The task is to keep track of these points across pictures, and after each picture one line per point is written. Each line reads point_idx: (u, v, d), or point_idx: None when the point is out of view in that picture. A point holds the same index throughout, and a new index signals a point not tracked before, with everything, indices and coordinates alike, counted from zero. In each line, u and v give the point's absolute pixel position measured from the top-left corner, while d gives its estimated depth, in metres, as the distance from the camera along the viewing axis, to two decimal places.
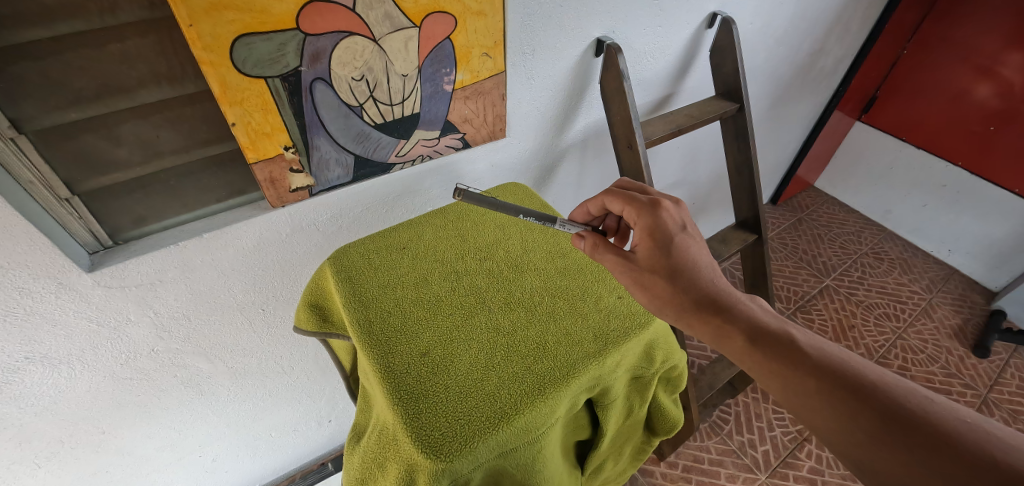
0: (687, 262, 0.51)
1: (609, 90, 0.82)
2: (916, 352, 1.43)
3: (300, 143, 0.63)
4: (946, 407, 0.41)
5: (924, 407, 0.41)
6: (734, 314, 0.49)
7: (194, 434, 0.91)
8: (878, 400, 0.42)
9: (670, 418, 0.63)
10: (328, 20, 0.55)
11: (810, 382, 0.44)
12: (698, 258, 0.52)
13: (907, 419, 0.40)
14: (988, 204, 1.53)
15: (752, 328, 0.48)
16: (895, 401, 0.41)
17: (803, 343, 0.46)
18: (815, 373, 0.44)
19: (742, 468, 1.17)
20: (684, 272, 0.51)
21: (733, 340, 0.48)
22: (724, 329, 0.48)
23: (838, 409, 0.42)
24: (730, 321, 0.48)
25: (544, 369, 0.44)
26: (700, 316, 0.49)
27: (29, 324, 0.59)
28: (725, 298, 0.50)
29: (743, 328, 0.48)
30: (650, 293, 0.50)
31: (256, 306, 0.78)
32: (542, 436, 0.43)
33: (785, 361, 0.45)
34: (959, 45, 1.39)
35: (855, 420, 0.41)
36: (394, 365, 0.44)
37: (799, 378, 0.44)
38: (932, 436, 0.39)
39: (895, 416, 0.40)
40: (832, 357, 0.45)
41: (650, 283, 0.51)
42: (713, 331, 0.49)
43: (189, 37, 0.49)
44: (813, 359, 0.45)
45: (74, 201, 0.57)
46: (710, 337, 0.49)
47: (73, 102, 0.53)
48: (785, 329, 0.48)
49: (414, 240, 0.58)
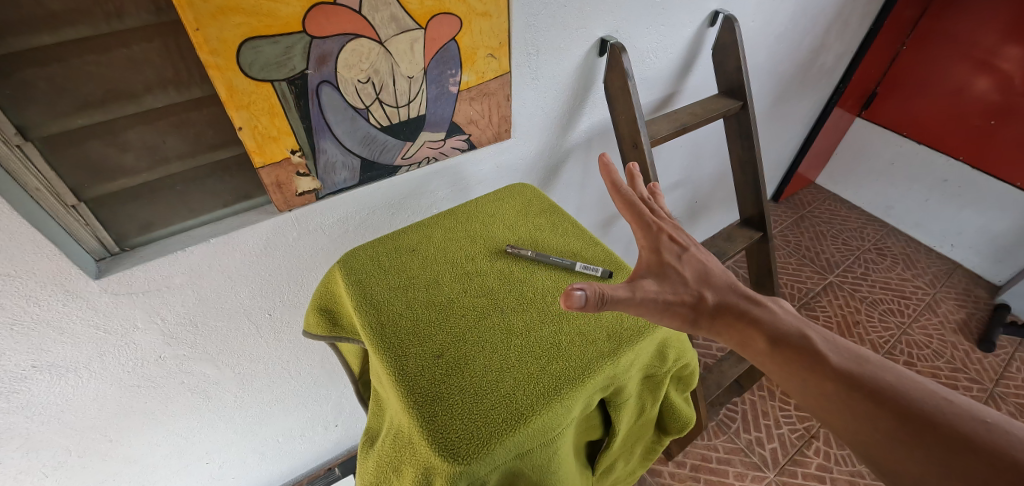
0: (700, 272, 0.52)
1: (614, 89, 0.82)
2: (922, 347, 1.43)
3: (307, 147, 0.63)
4: (965, 408, 0.40)
5: (940, 408, 0.40)
6: (757, 318, 0.49)
7: (201, 441, 0.91)
8: (894, 402, 0.42)
9: (682, 417, 0.63)
10: (334, 22, 0.55)
11: (826, 384, 0.44)
12: (711, 266, 0.53)
13: (921, 419, 0.40)
14: (990, 198, 1.53)
15: (771, 330, 0.48)
16: (912, 403, 0.41)
17: (822, 346, 0.46)
18: (832, 375, 0.44)
19: (750, 466, 1.17)
20: (699, 280, 0.52)
21: (752, 343, 0.48)
22: (746, 334, 0.49)
23: (854, 409, 0.42)
24: (749, 325, 0.49)
25: (560, 370, 0.44)
26: (723, 323, 0.49)
27: (36, 332, 0.59)
28: (745, 303, 0.50)
29: (767, 332, 0.48)
30: (680, 297, 0.49)
31: (263, 311, 0.77)
32: (558, 437, 0.43)
33: (801, 363, 0.46)
34: (959, 39, 1.39)
35: (871, 421, 0.42)
36: (409, 368, 0.44)
37: (814, 380, 0.45)
38: (945, 436, 0.39)
39: (912, 418, 0.40)
40: (849, 359, 0.45)
41: (676, 287, 0.50)
42: (735, 336, 0.49)
43: (196, 42, 0.49)
44: (830, 361, 0.45)
45: (81, 208, 0.57)
46: (732, 342, 0.50)
47: (79, 108, 0.52)
48: (803, 331, 0.48)
49: (424, 241, 0.57)
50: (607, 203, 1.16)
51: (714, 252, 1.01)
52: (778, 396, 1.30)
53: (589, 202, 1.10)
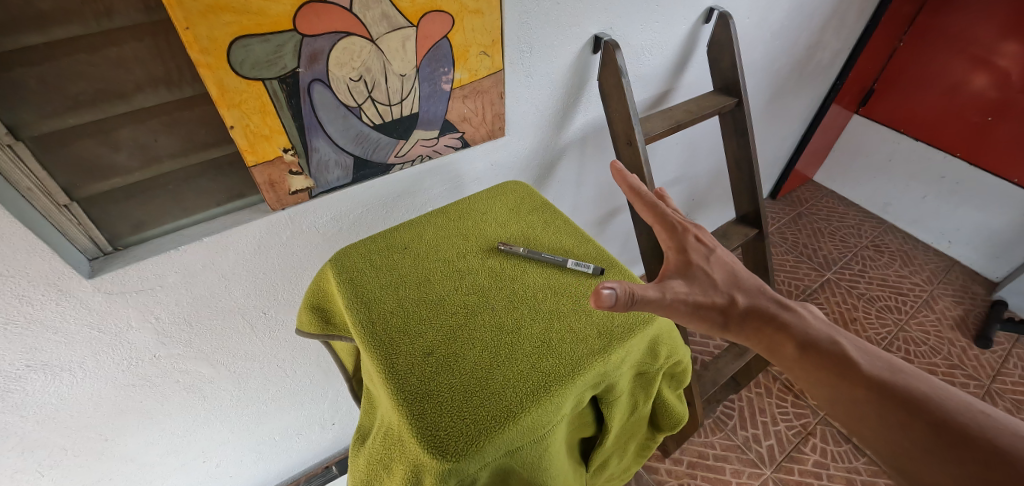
0: (729, 275, 0.54)
1: (608, 87, 0.82)
2: (919, 344, 1.43)
3: (299, 145, 0.63)
4: (1001, 421, 0.41)
5: (975, 421, 0.41)
6: (786, 323, 0.50)
7: (197, 440, 0.91)
8: (926, 413, 0.42)
9: (676, 415, 0.63)
10: (325, 20, 0.55)
11: (857, 392, 0.45)
12: (738, 269, 0.55)
13: (955, 430, 0.41)
14: (987, 195, 1.53)
15: (801, 336, 0.50)
16: (944, 414, 0.42)
17: (853, 353, 0.47)
18: (863, 383, 0.45)
19: (747, 463, 1.17)
20: (729, 283, 0.53)
21: (782, 349, 0.50)
22: (775, 339, 0.50)
23: (885, 418, 0.43)
24: (779, 331, 0.50)
25: (551, 367, 0.44)
26: (752, 328, 0.51)
27: (29, 332, 0.59)
28: (774, 309, 0.52)
29: (797, 338, 0.49)
30: (709, 299, 0.51)
31: (258, 310, 0.77)
32: (548, 434, 0.43)
33: (832, 370, 0.47)
34: (957, 35, 1.39)
35: (903, 429, 0.42)
36: (399, 366, 0.44)
37: (845, 388, 0.46)
38: (978, 447, 0.39)
39: (944, 429, 0.41)
40: (883, 368, 0.46)
41: (706, 289, 0.52)
42: (764, 341, 0.51)
43: (186, 40, 0.49)
44: (861, 370, 0.46)
45: (73, 208, 0.57)
46: (762, 348, 0.51)
47: (70, 107, 0.52)
48: (834, 338, 0.49)
49: (416, 239, 0.57)
50: (603, 201, 1.15)
51: None
52: (775, 393, 1.30)
53: (585, 200, 1.10)
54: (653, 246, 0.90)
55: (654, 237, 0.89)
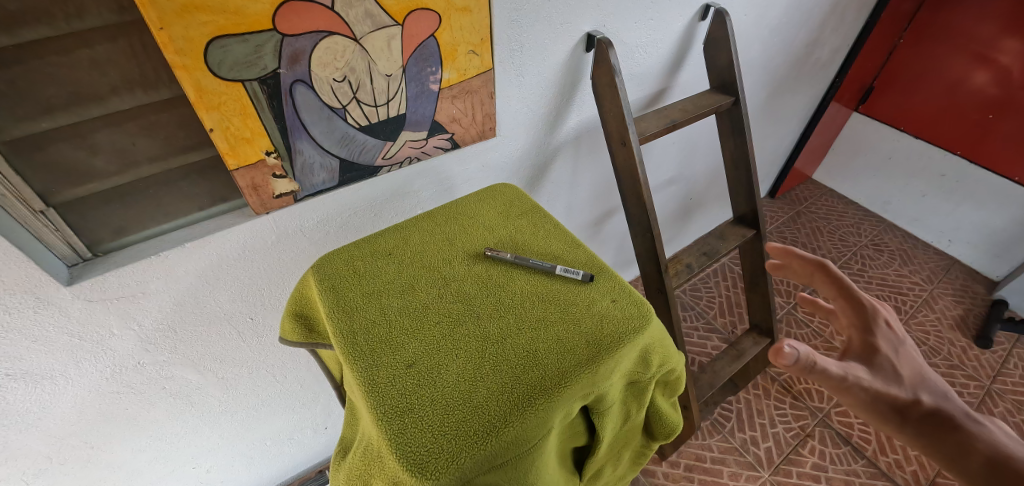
0: (916, 371, 0.45)
1: (600, 86, 0.80)
2: (918, 344, 1.41)
3: (282, 148, 0.61)
4: None
5: None
6: (979, 438, 0.41)
7: (186, 446, 0.90)
8: None
9: (669, 423, 0.61)
10: (306, 19, 0.53)
11: None
12: (926, 368, 0.46)
13: None
14: (988, 193, 1.51)
15: (994, 454, 0.40)
16: None
17: None
18: None
19: (745, 466, 1.16)
20: (916, 380, 0.45)
21: (967, 463, 0.40)
22: (962, 452, 0.41)
23: None
24: (965, 442, 0.41)
25: (537, 379, 0.42)
26: (935, 434, 0.42)
27: (7, 340, 0.58)
28: (957, 417, 0.43)
29: (991, 457, 0.40)
30: (891, 393, 0.43)
31: (244, 315, 0.76)
32: (534, 449, 0.41)
33: None
34: (957, 32, 1.37)
35: None
36: (380, 379, 0.42)
37: None
38: None
39: None
40: None
41: (888, 381, 0.44)
42: (943, 450, 0.42)
43: (160, 41, 0.47)
44: None
45: (50, 213, 0.55)
46: (938, 458, 0.42)
47: (43, 111, 0.51)
48: None
49: (401, 245, 0.55)
50: (598, 201, 1.14)
51: (707, 251, 0.99)
52: (773, 394, 1.29)
53: (579, 201, 1.09)
54: (648, 249, 0.89)
55: (649, 239, 0.87)
